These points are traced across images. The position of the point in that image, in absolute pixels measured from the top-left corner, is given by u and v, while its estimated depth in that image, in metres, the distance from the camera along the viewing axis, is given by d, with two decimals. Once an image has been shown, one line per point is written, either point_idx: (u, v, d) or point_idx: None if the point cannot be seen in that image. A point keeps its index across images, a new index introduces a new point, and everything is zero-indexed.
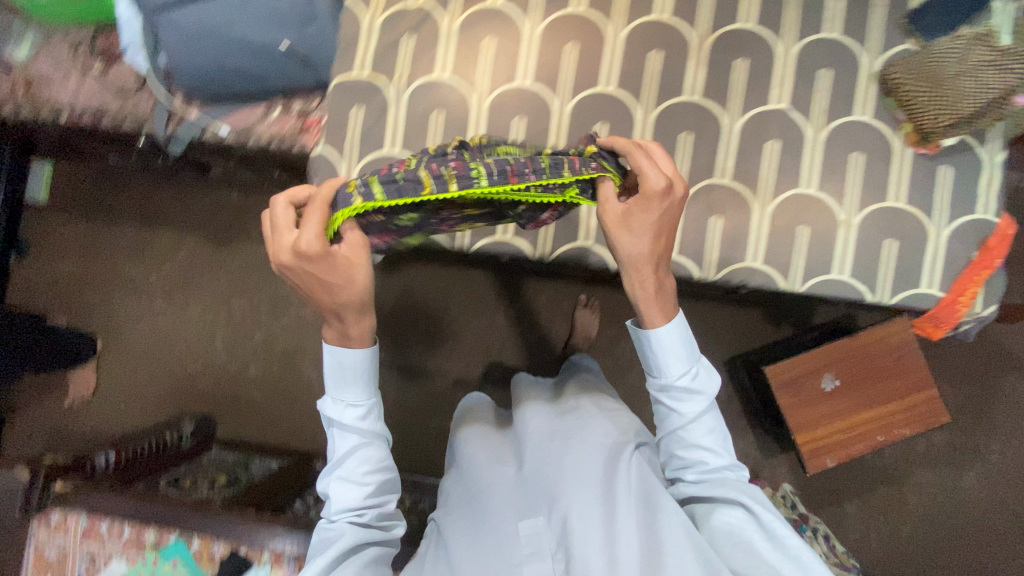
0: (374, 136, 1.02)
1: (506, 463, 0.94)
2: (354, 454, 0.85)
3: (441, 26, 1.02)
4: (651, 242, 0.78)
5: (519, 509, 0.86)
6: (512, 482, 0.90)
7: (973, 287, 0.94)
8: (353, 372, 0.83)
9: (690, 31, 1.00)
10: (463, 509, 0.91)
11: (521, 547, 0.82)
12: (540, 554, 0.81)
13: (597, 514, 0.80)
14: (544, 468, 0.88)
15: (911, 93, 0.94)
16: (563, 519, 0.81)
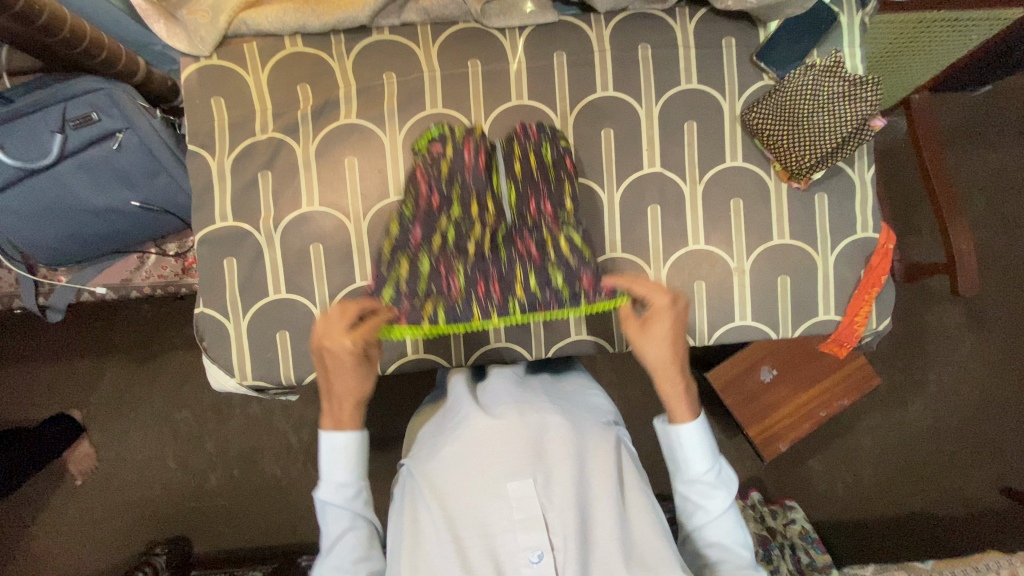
0: (257, 283, 0.97)
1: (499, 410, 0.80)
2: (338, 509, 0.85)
3: (297, 154, 0.97)
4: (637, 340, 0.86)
5: (512, 468, 0.74)
6: (481, 443, 0.77)
7: (867, 305, 0.98)
8: (345, 458, 0.85)
9: (552, 111, 0.98)
10: (443, 454, 0.78)
11: (512, 514, 0.73)
12: (533, 521, 0.72)
13: (593, 486, 0.76)
14: (526, 436, 0.77)
15: (773, 135, 0.95)
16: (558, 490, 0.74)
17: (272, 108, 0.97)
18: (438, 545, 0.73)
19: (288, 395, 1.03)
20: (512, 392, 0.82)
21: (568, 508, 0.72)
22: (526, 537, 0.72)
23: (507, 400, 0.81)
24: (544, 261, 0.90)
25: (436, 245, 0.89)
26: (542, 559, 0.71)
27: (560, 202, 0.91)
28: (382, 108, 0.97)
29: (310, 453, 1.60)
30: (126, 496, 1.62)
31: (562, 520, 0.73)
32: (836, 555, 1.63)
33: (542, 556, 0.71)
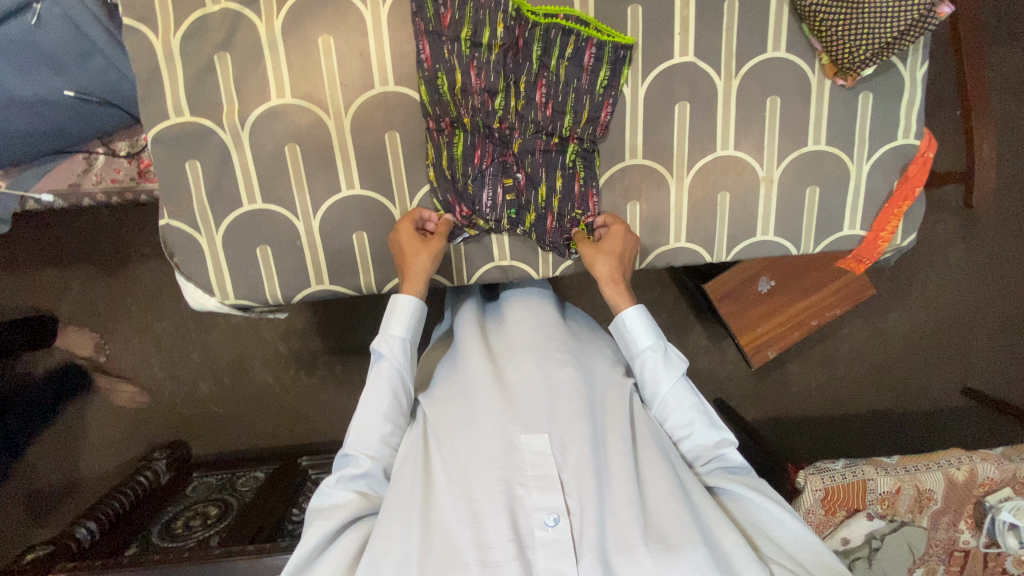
0: (227, 191, 0.85)
1: (512, 363, 0.79)
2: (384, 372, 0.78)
3: (260, 32, 0.79)
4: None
5: (526, 421, 0.72)
6: (498, 399, 0.74)
7: (894, 221, 0.92)
8: (402, 313, 0.80)
9: None
10: (456, 408, 0.76)
11: (526, 469, 0.69)
12: (549, 478, 0.69)
13: (609, 444, 0.75)
14: (540, 390, 0.75)
15: (827, 20, 0.81)
16: (574, 446, 0.71)
17: None
18: (448, 502, 0.69)
19: (277, 313, 0.95)
20: (525, 341, 0.82)
21: (586, 468, 0.69)
22: (540, 495, 0.68)
23: (520, 351, 0.81)
24: (571, 47, 0.81)
25: (468, 84, 0.81)
26: (558, 522, 0.67)
27: (601, 73, 0.83)
28: None
29: (302, 363, 1.58)
30: (117, 404, 1.58)
31: (579, 481, 0.69)
32: (809, 454, 1.72)
33: (559, 519, 0.67)
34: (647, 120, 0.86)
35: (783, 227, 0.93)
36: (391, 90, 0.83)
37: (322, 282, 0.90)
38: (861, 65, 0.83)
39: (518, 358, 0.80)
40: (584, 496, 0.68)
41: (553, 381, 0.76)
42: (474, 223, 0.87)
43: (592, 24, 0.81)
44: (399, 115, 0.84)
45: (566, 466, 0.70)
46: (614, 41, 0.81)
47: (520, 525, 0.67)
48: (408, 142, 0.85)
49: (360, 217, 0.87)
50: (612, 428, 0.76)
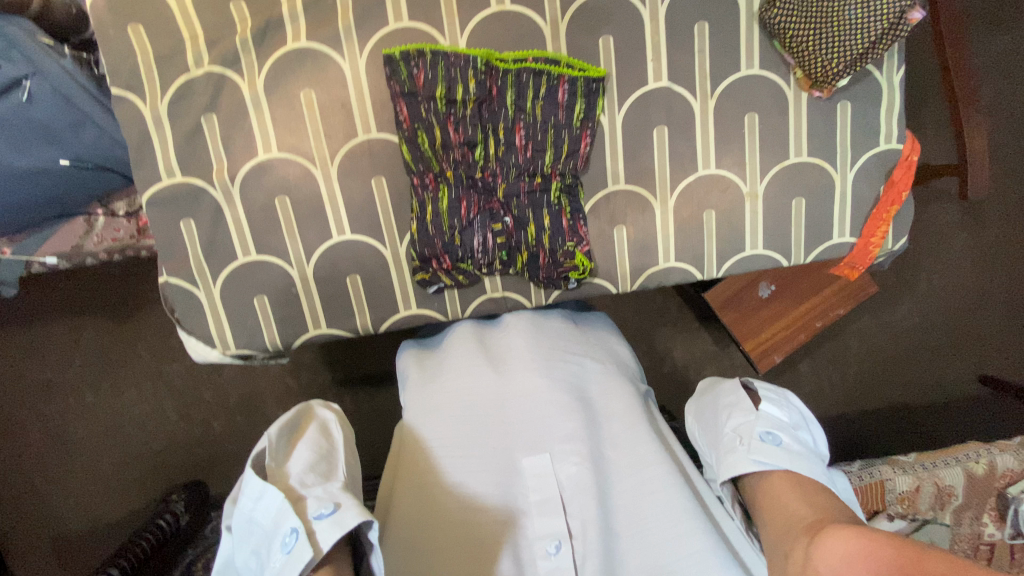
0: (222, 245, 0.87)
1: (512, 375, 0.78)
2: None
3: (244, 91, 0.82)
4: (794, 544, 0.63)
5: (526, 444, 0.74)
6: (498, 423, 0.76)
7: (883, 226, 0.93)
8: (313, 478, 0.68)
9: (539, 18, 0.83)
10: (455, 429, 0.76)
11: (529, 492, 0.72)
12: (552, 502, 0.71)
13: (611, 458, 0.75)
14: (541, 412, 0.75)
15: (797, 37, 0.82)
16: (576, 465, 0.72)
17: (204, 34, 0.80)
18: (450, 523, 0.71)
19: (279, 360, 0.97)
20: (525, 351, 0.81)
21: (589, 488, 0.72)
22: (541, 522, 0.70)
23: (519, 364, 0.79)
24: (544, 86, 0.83)
25: (446, 134, 0.84)
26: (560, 549, 0.68)
27: (577, 107, 0.85)
28: (338, 26, 0.81)
29: (312, 397, 1.61)
30: (135, 449, 1.61)
31: (580, 500, 0.71)
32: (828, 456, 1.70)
33: (561, 545, 0.69)
34: (627, 146, 0.88)
35: (772, 240, 0.93)
36: (374, 138, 0.85)
37: (320, 326, 0.91)
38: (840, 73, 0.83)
39: (517, 371, 0.79)
40: (586, 517, 0.70)
41: (555, 396, 0.76)
42: (467, 271, 0.90)
43: (563, 61, 0.83)
44: (384, 160, 0.86)
45: (568, 485, 0.72)
46: (585, 77, 0.83)
47: (523, 547, 0.69)
48: (394, 186, 0.87)
49: (352, 260, 0.89)
50: (615, 446, 0.76)
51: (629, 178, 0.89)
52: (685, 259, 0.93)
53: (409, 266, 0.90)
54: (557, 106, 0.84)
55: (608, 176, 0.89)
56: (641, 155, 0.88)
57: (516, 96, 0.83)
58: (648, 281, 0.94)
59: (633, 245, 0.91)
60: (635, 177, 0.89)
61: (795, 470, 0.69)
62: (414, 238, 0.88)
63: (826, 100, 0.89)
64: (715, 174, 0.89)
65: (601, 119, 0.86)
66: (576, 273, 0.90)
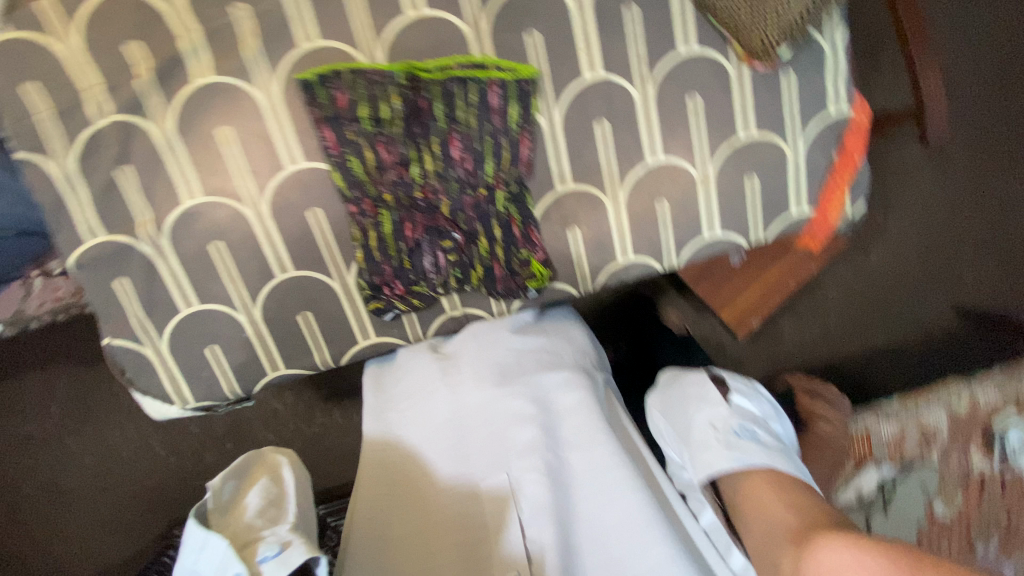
0: (162, 299, 0.83)
1: (467, 393, 0.77)
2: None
3: (156, 137, 0.77)
4: (785, 550, 0.69)
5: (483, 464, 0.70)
6: (452, 441, 0.74)
7: (840, 194, 0.91)
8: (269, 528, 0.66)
9: (459, 21, 0.78)
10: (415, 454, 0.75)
11: (487, 516, 0.67)
12: (510, 524, 0.65)
13: (571, 463, 0.70)
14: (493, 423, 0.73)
15: (729, 11, 0.79)
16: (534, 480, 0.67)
17: (101, 80, 0.75)
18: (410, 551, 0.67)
19: (243, 404, 0.94)
20: (481, 371, 0.79)
21: (546, 506, 0.65)
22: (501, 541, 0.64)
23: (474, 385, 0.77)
24: (474, 93, 0.79)
25: (378, 156, 0.80)
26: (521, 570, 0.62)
27: (511, 110, 0.81)
28: (243, 54, 0.75)
29: (297, 419, 1.59)
30: (124, 494, 1.57)
31: (539, 520, 0.65)
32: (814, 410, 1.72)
33: (521, 574, 0.62)
34: (570, 144, 0.84)
35: (730, 220, 0.91)
36: (303, 168, 0.80)
37: (278, 367, 0.89)
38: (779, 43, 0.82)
39: (473, 392, 0.77)
40: (545, 538, 0.63)
41: (509, 412, 0.73)
42: (422, 292, 0.87)
43: (490, 64, 0.79)
44: (316, 190, 0.81)
45: (527, 504, 0.66)
46: (515, 79, 0.80)
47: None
48: (331, 216, 0.82)
49: (301, 297, 0.85)
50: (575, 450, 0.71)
51: (576, 177, 0.86)
52: (643, 253, 0.90)
53: (361, 296, 0.87)
54: (490, 113, 0.80)
55: (554, 178, 0.85)
56: (586, 152, 0.85)
57: (446, 108, 0.79)
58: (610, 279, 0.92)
59: (589, 245, 0.89)
60: (582, 175, 0.86)
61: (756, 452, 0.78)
62: (361, 267, 0.84)
63: (770, 71, 0.85)
64: (663, 161, 0.86)
65: (539, 120, 0.83)
66: (535, 281, 0.88)
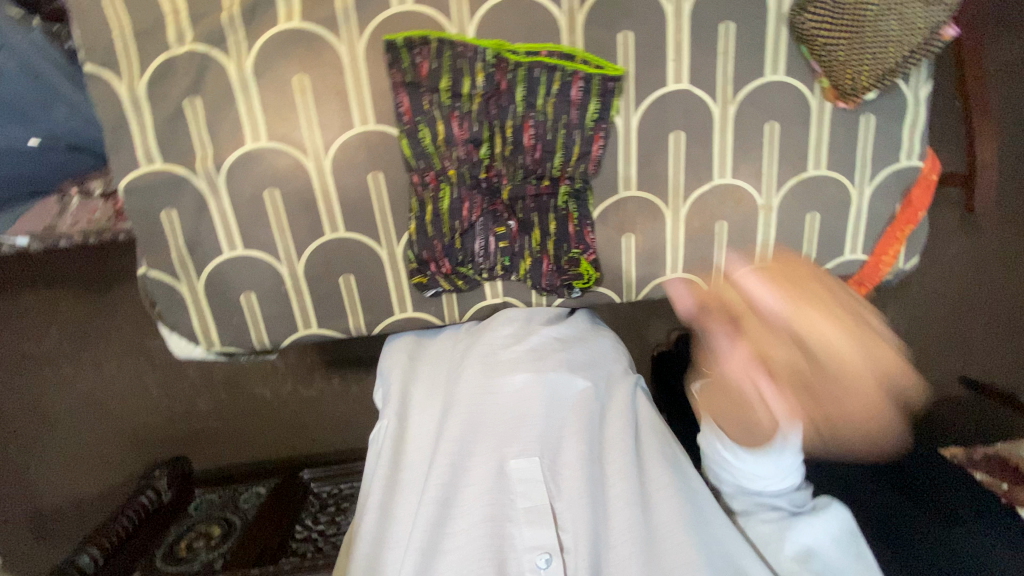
0: (207, 239, 0.81)
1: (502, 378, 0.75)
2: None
3: (231, 73, 0.75)
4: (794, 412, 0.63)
5: (518, 455, 0.69)
6: (484, 425, 0.71)
7: (896, 245, 0.90)
8: None
9: (555, 8, 0.77)
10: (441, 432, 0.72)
11: (517, 500, 0.66)
12: (541, 509, 0.66)
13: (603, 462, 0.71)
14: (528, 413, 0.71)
15: (827, 46, 0.77)
16: (570, 475, 0.68)
17: (187, 7, 0.73)
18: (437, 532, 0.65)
19: (266, 358, 0.93)
20: (519, 358, 0.77)
21: (582, 498, 0.66)
22: (531, 531, 0.65)
23: (513, 370, 0.75)
24: (557, 84, 0.78)
25: (451, 131, 0.79)
26: (551, 562, 0.63)
27: (589, 106, 0.79)
28: (334, 6, 0.74)
29: (296, 378, 1.62)
30: (111, 424, 1.58)
31: (572, 511, 0.65)
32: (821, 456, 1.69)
33: (551, 560, 0.63)
34: (641, 150, 0.83)
35: (783, 255, 0.90)
36: (374, 131, 0.79)
37: (310, 326, 0.87)
38: (871, 84, 0.79)
39: (511, 377, 0.75)
40: (578, 528, 0.64)
41: (545, 402, 0.73)
42: (468, 274, 0.85)
43: (578, 57, 0.78)
44: (383, 154, 0.80)
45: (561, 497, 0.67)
46: (601, 75, 0.78)
47: (509, 562, 0.63)
48: (392, 183, 0.81)
49: (346, 259, 0.84)
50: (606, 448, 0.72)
51: (641, 184, 0.85)
52: (693, 271, 0.90)
53: (407, 268, 0.86)
54: (571, 104, 0.79)
55: (620, 181, 0.84)
56: (655, 160, 0.84)
57: (527, 93, 0.78)
58: (655, 291, 0.91)
59: (643, 253, 0.88)
60: (649, 183, 0.85)
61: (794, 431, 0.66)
62: (413, 240, 0.83)
63: (850, 112, 0.84)
64: (728, 183, 0.86)
65: (615, 121, 0.82)
66: (581, 281, 0.86)
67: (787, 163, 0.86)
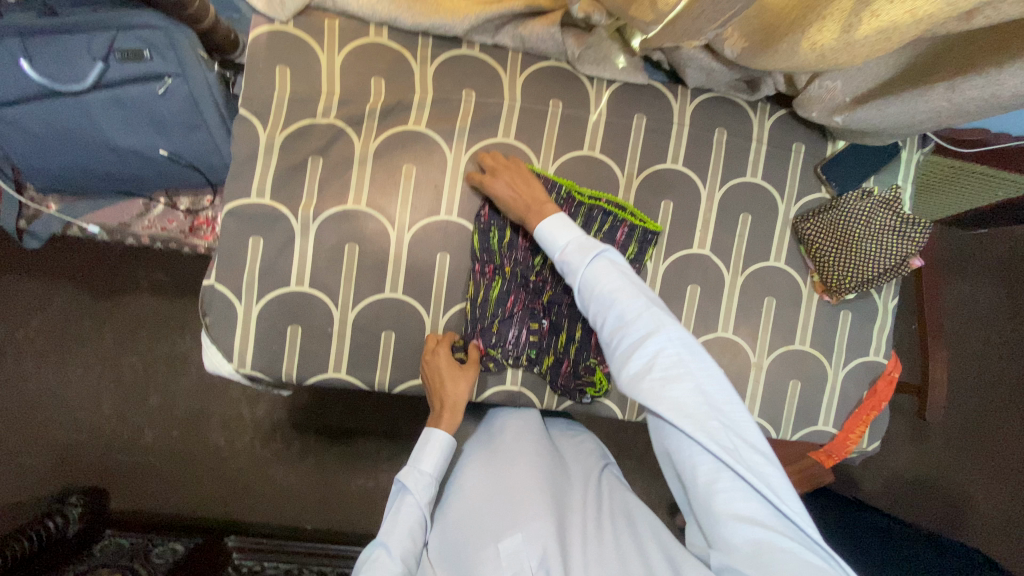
0: (280, 271, 0.91)
1: (495, 467, 0.90)
2: (415, 503, 0.84)
3: (355, 148, 0.92)
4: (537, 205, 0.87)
5: (501, 528, 0.82)
6: (481, 507, 0.86)
7: (862, 427, 1.03)
8: None
9: (619, 170, 0.98)
10: (451, 518, 0.87)
11: (501, 566, 0.77)
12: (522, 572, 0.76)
13: (575, 535, 0.81)
14: (511, 492, 0.85)
15: (821, 250, 0.98)
16: (542, 538, 0.78)
17: (339, 94, 0.92)
18: None
19: (281, 390, 0.97)
20: (505, 444, 0.93)
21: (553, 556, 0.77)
22: None
23: (499, 457, 0.92)
24: (608, 225, 0.95)
25: (515, 235, 0.94)
26: None
27: (630, 248, 0.96)
28: (454, 124, 0.93)
29: (260, 433, 1.58)
30: (53, 434, 1.53)
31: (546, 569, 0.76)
32: None
33: None
34: (664, 292, 0.99)
35: (766, 412, 1.02)
36: (453, 221, 0.94)
37: (339, 371, 0.93)
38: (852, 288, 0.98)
39: (496, 461, 0.91)
40: None
41: (524, 479, 0.87)
42: (496, 358, 0.94)
43: (630, 209, 0.97)
44: (455, 241, 0.94)
45: (539, 562, 0.77)
46: (646, 227, 0.96)
47: None
48: (454, 265, 0.94)
49: (393, 318, 0.93)
50: (579, 524, 0.83)
51: None
52: None
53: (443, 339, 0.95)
54: (617, 243, 0.96)
55: None
56: (672, 303, 0.99)
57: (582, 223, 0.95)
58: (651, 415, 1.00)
59: None
60: None
61: (639, 308, 0.73)
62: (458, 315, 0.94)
63: (833, 305, 1.03)
64: (728, 338, 1.00)
65: (648, 265, 0.98)
66: (593, 389, 0.95)
67: (778, 333, 1.02)
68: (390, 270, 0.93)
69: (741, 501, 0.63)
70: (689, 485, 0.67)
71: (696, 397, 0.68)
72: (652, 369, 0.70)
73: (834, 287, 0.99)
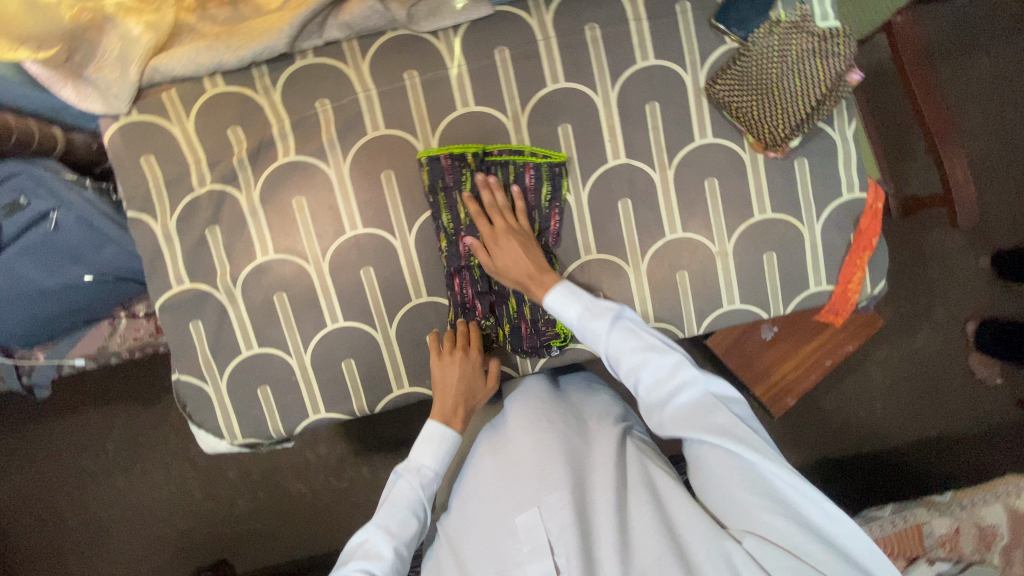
0: (227, 342, 0.94)
1: (511, 446, 0.90)
2: (409, 485, 0.89)
3: (243, 203, 0.91)
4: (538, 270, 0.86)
5: (518, 507, 0.82)
6: (499, 487, 0.86)
7: (858, 272, 0.94)
8: None
9: (502, 115, 0.91)
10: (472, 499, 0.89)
11: (521, 546, 0.79)
12: (540, 547, 0.78)
13: (594, 497, 0.81)
14: (528, 469, 0.85)
15: (742, 106, 0.89)
16: (558, 513, 0.78)
17: (206, 157, 0.91)
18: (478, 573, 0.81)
19: (283, 444, 1.01)
20: (519, 420, 0.92)
21: (571, 527, 0.76)
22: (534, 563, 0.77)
23: (512, 437, 0.91)
24: (512, 173, 0.90)
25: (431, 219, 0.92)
26: None
27: (543, 187, 0.91)
28: (322, 139, 0.90)
29: (329, 470, 1.67)
30: (157, 535, 1.70)
31: (564, 541, 0.77)
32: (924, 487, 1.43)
33: None
34: (596, 218, 0.93)
35: (749, 294, 0.95)
36: (363, 233, 0.92)
37: (319, 411, 0.96)
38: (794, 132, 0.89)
39: (510, 442, 0.91)
40: (570, 552, 0.75)
41: (539, 454, 0.86)
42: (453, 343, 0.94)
43: (527, 149, 0.90)
44: (372, 250, 0.93)
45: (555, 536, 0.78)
46: (551, 162, 0.90)
47: None
48: (381, 274, 0.93)
49: (347, 345, 0.94)
50: (597, 486, 0.82)
51: (599, 247, 0.94)
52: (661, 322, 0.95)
53: (401, 347, 0.95)
54: (529, 188, 0.90)
55: (579, 247, 0.94)
56: (608, 225, 0.94)
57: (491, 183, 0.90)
58: None
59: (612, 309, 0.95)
60: (607, 245, 0.94)
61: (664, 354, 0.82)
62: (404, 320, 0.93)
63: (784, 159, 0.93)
64: (681, 237, 0.94)
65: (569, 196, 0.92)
66: (558, 340, 0.94)
67: (735, 211, 0.93)
68: (324, 303, 0.93)
69: (779, 501, 0.73)
70: (728, 497, 0.76)
71: (732, 422, 0.77)
72: (686, 410, 0.80)
73: (774, 138, 0.89)
